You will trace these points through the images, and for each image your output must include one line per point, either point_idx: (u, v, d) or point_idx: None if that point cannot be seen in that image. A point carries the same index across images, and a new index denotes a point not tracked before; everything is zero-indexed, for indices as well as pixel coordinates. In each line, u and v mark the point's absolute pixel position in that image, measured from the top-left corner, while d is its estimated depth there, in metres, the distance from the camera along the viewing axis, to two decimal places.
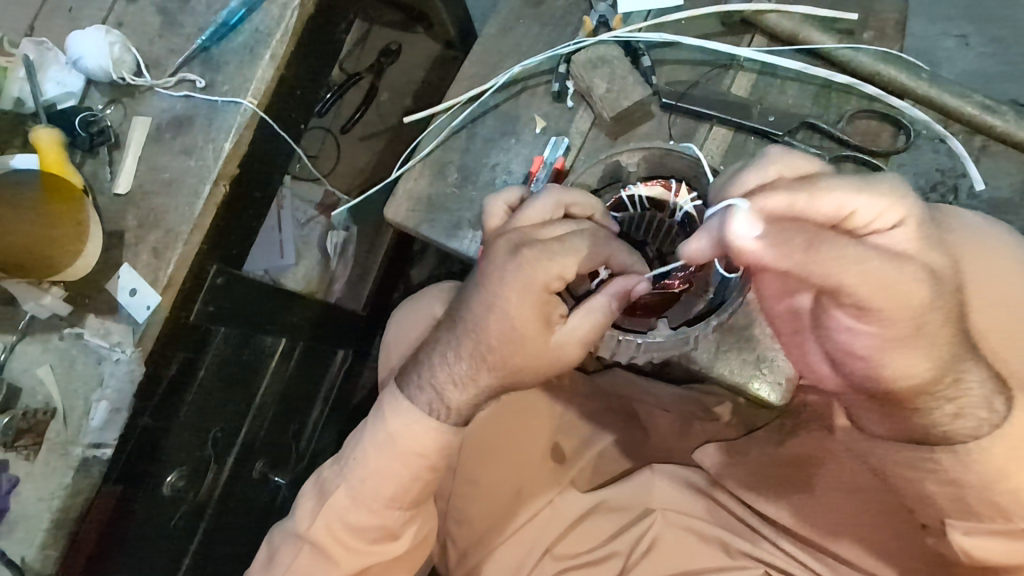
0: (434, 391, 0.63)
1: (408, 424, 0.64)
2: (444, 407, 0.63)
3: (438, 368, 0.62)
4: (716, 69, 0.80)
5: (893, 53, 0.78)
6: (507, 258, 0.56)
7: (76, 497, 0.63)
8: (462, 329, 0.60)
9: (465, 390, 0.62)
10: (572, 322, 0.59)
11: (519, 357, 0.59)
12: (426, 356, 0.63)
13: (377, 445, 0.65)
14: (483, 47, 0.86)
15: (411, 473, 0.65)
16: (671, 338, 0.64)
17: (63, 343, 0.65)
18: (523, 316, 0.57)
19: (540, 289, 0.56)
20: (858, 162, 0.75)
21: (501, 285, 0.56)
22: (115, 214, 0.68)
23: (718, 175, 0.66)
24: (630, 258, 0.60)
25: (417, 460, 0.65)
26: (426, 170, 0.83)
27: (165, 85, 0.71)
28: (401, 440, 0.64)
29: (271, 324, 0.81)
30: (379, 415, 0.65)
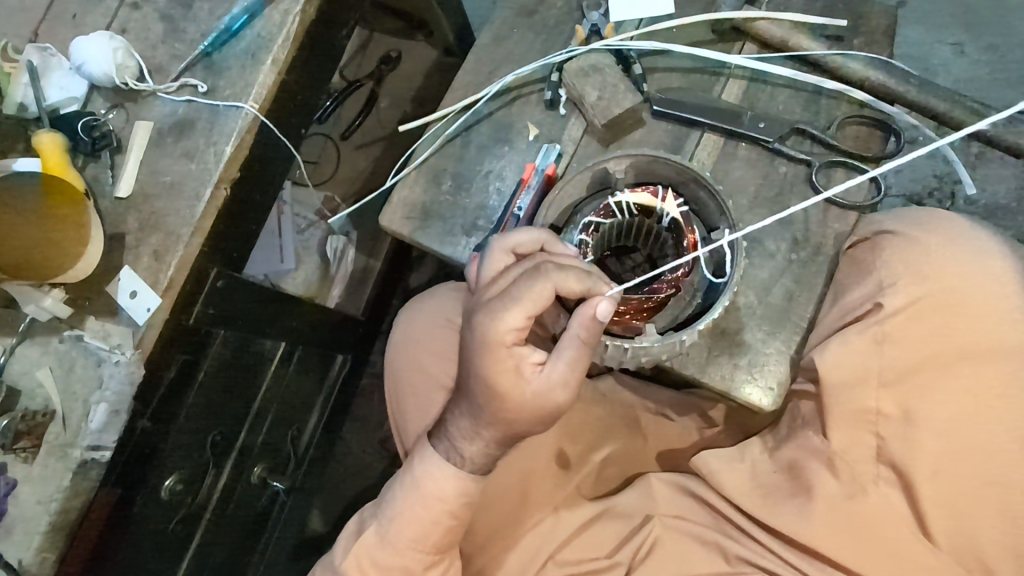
0: (448, 441, 0.67)
1: (430, 467, 0.66)
2: (454, 455, 0.66)
3: (452, 422, 0.67)
4: (708, 76, 0.81)
5: (880, 59, 0.79)
6: (466, 324, 0.62)
7: (74, 499, 0.62)
8: (461, 388, 0.65)
9: (470, 440, 0.65)
10: (548, 366, 0.60)
11: (506, 410, 0.61)
12: (445, 412, 0.68)
13: (405, 487, 0.68)
14: (478, 55, 0.87)
15: (432, 516, 0.67)
16: (658, 342, 0.64)
17: (63, 345, 0.65)
18: (493, 370, 0.60)
19: (495, 346, 0.59)
20: (847, 167, 0.76)
21: (469, 344, 0.61)
22: (117, 217, 0.68)
23: (705, 178, 0.67)
24: (583, 282, 0.58)
25: (438, 505, 0.67)
26: (421, 177, 0.83)
27: (168, 90, 0.72)
28: (420, 482, 0.67)
29: (271, 328, 0.81)
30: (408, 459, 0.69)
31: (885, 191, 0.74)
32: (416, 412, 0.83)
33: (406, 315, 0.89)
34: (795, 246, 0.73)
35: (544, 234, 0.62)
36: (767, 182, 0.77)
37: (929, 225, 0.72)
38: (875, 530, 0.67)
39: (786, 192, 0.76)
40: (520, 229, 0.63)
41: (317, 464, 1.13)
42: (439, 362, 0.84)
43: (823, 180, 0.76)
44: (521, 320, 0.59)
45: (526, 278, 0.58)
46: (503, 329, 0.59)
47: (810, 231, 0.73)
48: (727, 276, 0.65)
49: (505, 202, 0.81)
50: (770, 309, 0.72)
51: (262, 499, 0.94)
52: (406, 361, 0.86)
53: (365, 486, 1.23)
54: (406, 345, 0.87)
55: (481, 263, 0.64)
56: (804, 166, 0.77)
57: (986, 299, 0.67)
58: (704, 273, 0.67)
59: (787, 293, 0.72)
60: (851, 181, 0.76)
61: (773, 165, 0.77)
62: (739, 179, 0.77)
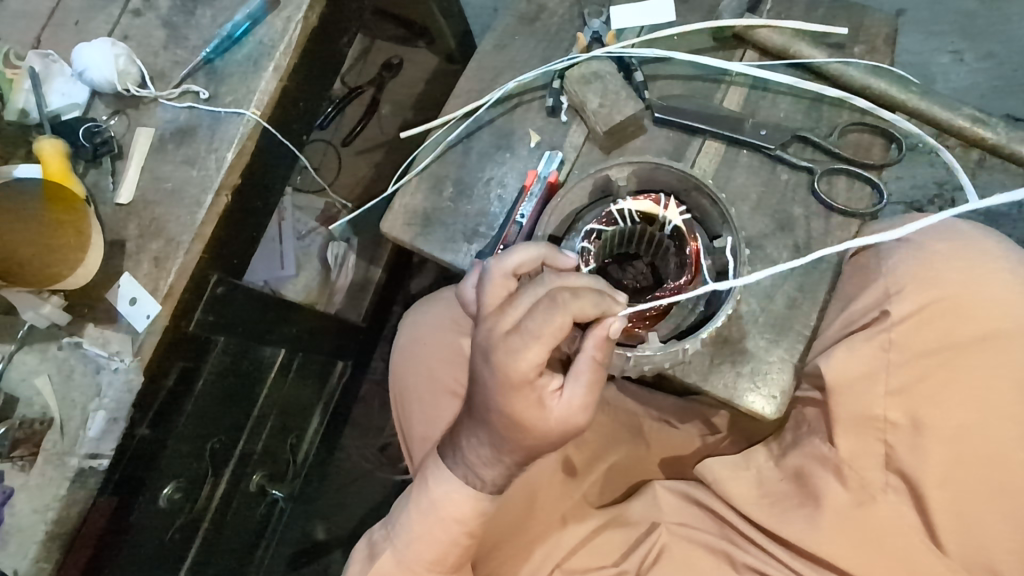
0: (466, 466, 0.66)
1: (448, 490, 0.66)
2: (477, 481, 0.66)
3: (469, 447, 0.66)
4: (709, 83, 0.82)
5: (882, 66, 0.79)
6: (482, 351, 0.60)
7: (71, 508, 0.62)
8: (477, 413, 0.64)
9: (492, 465, 0.65)
10: (567, 392, 0.60)
11: (528, 436, 0.61)
12: (460, 436, 0.67)
13: (420, 511, 0.67)
14: (480, 62, 0.87)
15: (449, 538, 0.67)
16: (661, 351, 0.63)
17: (62, 353, 0.64)
18: (515, 397, 0.59)
19: (515, 375, 0.58)
20: (850, 174, 0.76)
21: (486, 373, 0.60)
22: (117, 223, 0.68)
23: (706, 186, 0.67)
24: (598, 305, 0.56)
25: (455, 526, 0.67)
26: (422, 184, 0.83)
27: (169, 97, 0.71)
28: (439, 506, 0.66)
29: (272, 334, 0.81)
30: (421, 480, 0.68)
31: (886, 199, 0.74)
32: (422, 416, 0.83)
33: (410, 321, 0.90)
34: (796, 253, 0.74)
35: (543, 248, 0.62)
36: (768, 189, 0.77)
37: (929, 229, 0.72)
38: (884, 539, 0.66)
39: (788, 199, 0.76)
40: (517, 248, 0.61)
41: (317, 472, 1.12)
42: (448, 367, 0.84)
43: (825, 188, 0.76)
44: (542, 350, 0.57)
45: (546, 310, 0.56)
46: (527, 362, 0.57)
47: (814, 240, 0.74)
48: (729, 285, 0.65)
49: (506, 208, 0.81)
50: (773, 317, 0.71)
51: (261, 508, 0.94)
52: (411, 369, 0.85)
53: (365, 493, 1.22)
54: (410, 352, 0.86)
55: (483, 288, 0.62)
56: (806, 173, 0.76)
57: (990, 305, 0.67)
58: (707, 281, 0.66)
59: (789, 301, 0.72)
60: (853, 189, 0.76)
61: (774, 173, 0.77)
62: (742, 186, 0.77)
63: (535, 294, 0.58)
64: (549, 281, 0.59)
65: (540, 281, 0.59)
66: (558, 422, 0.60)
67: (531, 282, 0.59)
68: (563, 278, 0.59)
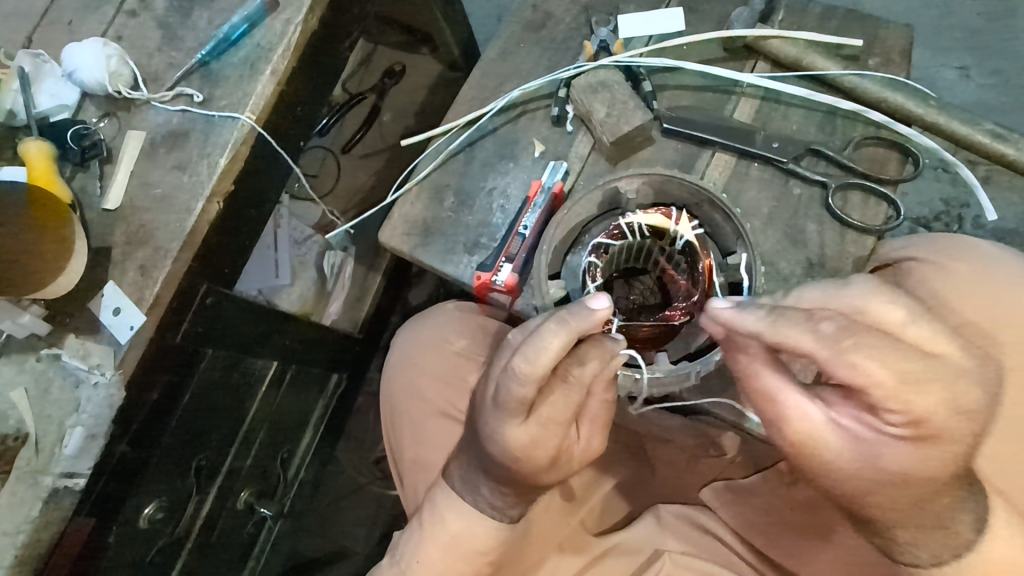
0: (490, 506, 0.64)
1: (470, 525, 0.64)
2: (504, 519, 0.64)
3: (486, 487, 0.64)
4: (719, 94, 0.79)
5: (897, 80, 0.77)
6: (498, 411, 0.58)
7: (43, 531, 0.58)
8: (492, 458, 0.61)
9: (516, 503, 0.64)
10: (584, 435, 0.64)
11: (552, 479, 0.63)
12: (472, 475, 0.65)
13: (441, 549, 0.64)
14: (483, 70, 0.85)
15: (473, 569, 0.65)
16: (672, 373, 0.60)
17: (40, 364, 0.61)
18: (547, 446, 0.59)
19: (544, 422, 0.58)
20: (865, 190, 0.73)
21: (506, 423, 0.58)
22: (104, 230, 0.65)
23: (721, 197, 0.62)
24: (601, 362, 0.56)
25: (478, 557, 0.65)
26: (423, 193, 0.80)
27: (162, 99, 0.69)
28: (463, 541, 0.64)
29: (262, 347, 0.77)
30: (436, 514, 0.65)
31: (903, 215, 0.72)
32: (415, 439, 0.80)
33: (404, 336, 0.86)
34: (810, 271, 0.71)
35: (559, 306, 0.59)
36: (780, 204, 0.74)
37: (954, 247, 0.69)
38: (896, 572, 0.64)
39: (801, 215, 0.73)
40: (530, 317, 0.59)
41: (310, 487, 1.09)
42: (445, 389, 0.81)
43: (839, 204, 0.73)
44: (564, 415, 0.58)
45: (563, 390, 0.57)
46: (555, 429, 0.59)
47: (826, 255, 0.72)
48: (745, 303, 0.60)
49: (508, 220, 0.78)
50: None
51: (248, 527, 0.90)
52: (406, 389, 0.82)
53: (359, 508, 1.19)
54: (404, 369, 0.83)
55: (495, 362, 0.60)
56: (819, 188, 0.74)
57: (1013, 332, 0.65)
58: (720, 299, 0.61)
59: None
60: (868, 205, 0.73)
61: (787, 187, 0.75)
62: (753, 199, 0.75)
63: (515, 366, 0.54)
64: (527, 372, 0.53)
65: (517, 371, 0.53)
66: (576, 465, 0.65)
67: (510, 375, 0.54)
68: (541, 363, 0.52)
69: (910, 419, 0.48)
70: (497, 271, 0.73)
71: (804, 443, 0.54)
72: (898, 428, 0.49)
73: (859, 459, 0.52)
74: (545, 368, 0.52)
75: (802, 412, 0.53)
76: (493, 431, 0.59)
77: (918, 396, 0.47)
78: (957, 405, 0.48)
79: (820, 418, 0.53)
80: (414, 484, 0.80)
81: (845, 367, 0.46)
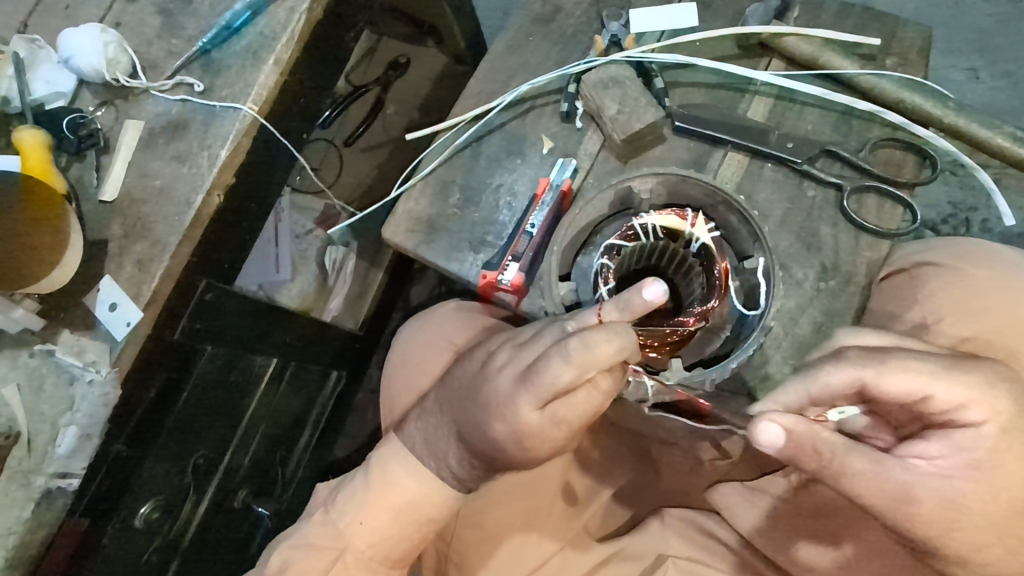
0: (453, 478, 0.64)
1: (428, 494, 0.64)
2: (460, 489, 0.65)
3: (455, 459, 0.63)
4: (732, 92, 0.78)
5: (916, 80, 0.74)
6: (516, 388, 0.55)
7: (36, 532, 0.57)
8: (468, 431, 0.60)
9: (477, 478, 0.64)
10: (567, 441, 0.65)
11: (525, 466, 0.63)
12: (450, 444, 0.63)
13: (393, 513, 0.63)
14: (491, 63, 0.83)
15: (419, 536, 0.65)
16: (683, 382, 0.57)
17: (33, 360, 0.59)
18: (540, 440, 0.57)
19: (554, 418, 0.56)
20: (881, 193, 0.72)
21: (515, 397, 0.55)
22: (100, 222, 0.63)
23: (739, 198, 0.59)
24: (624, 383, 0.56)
25: (427, 526, 0.65)
26: (427, 188, 0.79)
27: (162, 88, 0.67)
28: (417, 508, 0.64)
29: (261, 343, 0.76)
30: (388, 473, 0.64)
31: (919, 220, 0.70)
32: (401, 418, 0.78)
33: (412, 326, 0.83)
34: (823, 274, 0.70)
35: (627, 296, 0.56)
36: (794, 206, 0.72)
37: (971, 252, 0.65)
38: None
39: (815, 217, 0.72)
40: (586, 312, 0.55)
41: None
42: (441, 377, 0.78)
43: (854, 206, 0.72)
44: (578, 419, 0.56)
45: (591, 393, 0.55)
46: (564, 430, 0.57)
47: (841, 257, 0.70)
48: (760, 308, 0.59)
49: (515, 217, 0.76)
50: (798, 341, 0.68)
51: (246, 526, 0.89)
52: (404, 376, 0.80)
53: None
54: (404, 359, 0.81)
55: (534, 338, 0.56)
56: (834, 191, 0.72)
57: None
58: (736, 304, 0.60)
59: (814, 325, 0.68)
60: (884, 209, 0.72)
61: (800, 189, 0.73)
62: (765, 200, 0.73)
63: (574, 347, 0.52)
64: (580, 356, 0.51)
65: (569, 354, 0.52)
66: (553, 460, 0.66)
67: (560, 355, 0.52)
68: (596, 352, 0.51)
69: (989, 409, 0.49)
70: (503, 270, 0.72)
71: (947, 508, 0.49)
72: (984, 428, 0.49)
73: (988, 488, 0.49)
74: (600, 361, 0.51)
75: (914, 469, 0.49)
76: (507, 415, 0.56)
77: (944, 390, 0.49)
78: (996, 395, 0.49)
79: (924, 472, 0.49)
80: None
81: (895, 385, 0.49)
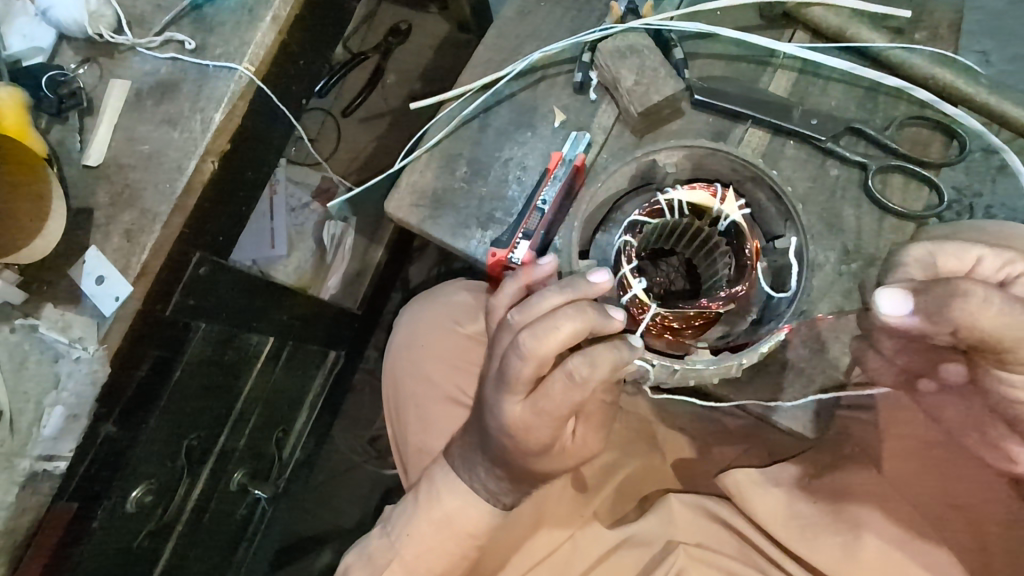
0: (485, 491, 0.62)
1: (466, 506, 0.62)
2: (497, 506, 0.62)
3: (481, 466, 0.62)
4: (754, 65, 0.74)
5: (948, 55, 0.71)
6: (498, 385, 0.56)
7: (21, 516, 0.54)
8: (487, 437, 0.60)
9: (511, 490, 0.62)
10: (581, 431, 0.62)
11: (546, 464, 0.61)
12: (470, 449, 0.63)
13: (432, 525, 0.62)
14: (501, 30, 0.79)
15: (461, 552, 0.63)
16: (713, 367, 0.53)
17: (14, 336, 0.56)
18: (546, 434, 0.57)
19: (552, 413, 0.55)
20: (906, 174, 0.70)
21: (506, 392, 0.55)
22: (85, 189, 0.59)
23: (773, 173, 0.56)
24: (615, 370, 0.51)
25: (469, 541, 0.63)
26: (433, 162, 0.75)
27: (149, 45, 0.62)
28: (457, 521, 0.62)
29: (257, 321, 0.72)
30: (431, 488, 0.63)
31: (945, 203, 0.68)
32: (417, 421, 0.75)
33: (410, 313, 0.81)
34: (846, 257, 0.68)
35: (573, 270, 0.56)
36: (816, 184, 0.70)
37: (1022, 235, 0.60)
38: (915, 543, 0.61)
39: (837, 197, 0.69)
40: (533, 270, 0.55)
41: (304, 468, 1.05)
42: (450, 372, 0.76)
43: (878, 186, 0.69)
44: (561, 411, 0.54)
45: (567, 384, 0.53)
46: (549, 421, 0.56)
47: (863, 240, 0.68)
48: (792, 293, 0.55)
49: (526, 193, 0.73)
50: (818, 326, 0.66)
51: (242, 509, 0.87)
52: (412, 366, 0.77)
53: (355, 487, 1.16)
54: (410, 348, 0.78)
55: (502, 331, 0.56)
56: (858, 170, 0.70)
57: None
58: (764, 286, 0.56)
59: (834, 309, 0.66)
60: (909, 190, 0.69)
61: (823, 167, 0.70)
62: (787, 178, 0.70)
63: (527, 339, 0.51)
64: (532, 349, 0.51)
65: (522, 350, 0.51)
66: (574, 461, 0.63)
67: (515, 351, 0.52)
68: (548, 343, 0.50)
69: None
70: (514, 249, 0.69)
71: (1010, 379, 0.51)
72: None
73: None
74: (552, 351, 0.50)
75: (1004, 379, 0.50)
76: (494, 410, 0.57)
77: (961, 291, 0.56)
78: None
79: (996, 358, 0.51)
80: (416, 471, 0.74)
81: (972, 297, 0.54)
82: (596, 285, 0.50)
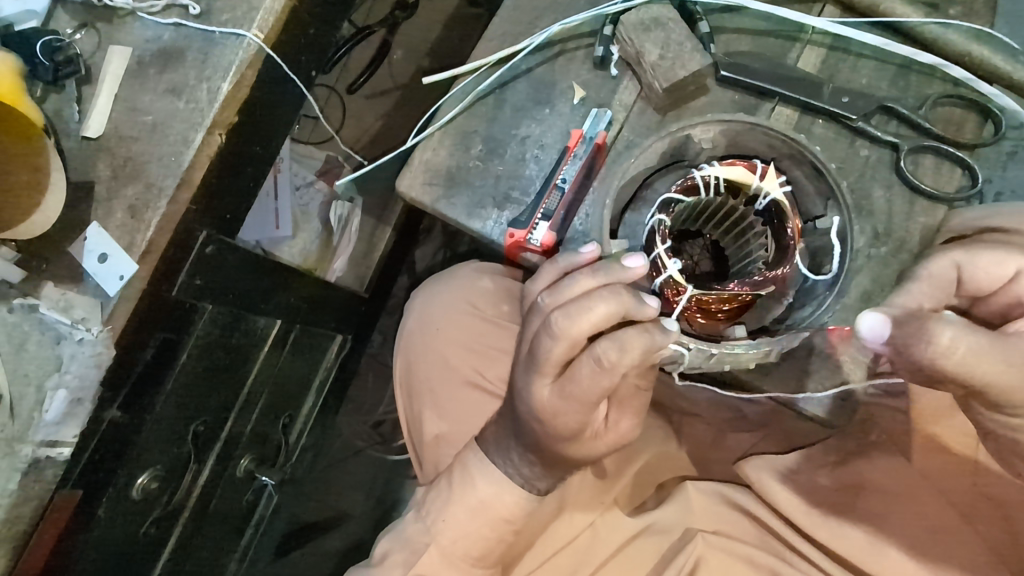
0: (522, 477, 0.61)
1: (501, 492, 0.60)
2: (533, 491, 0.61)
3: (514, 451, 0.61)
4: (782, 40, 0.71)
5: (984, 30, 0.69)
6: (530, 368, 0.54)
7: (23, 506, 0.51)
8: (518, 419, 0.59)
9: (545, 475, 0.61)
10: (613, 418, 0.60)
11: (580, 450, 0.60)
12: (501, 434, 0.62)
13: (468, 511, 0.60)
14: (518, 2, 0.75)
15: (497, 536, 0.61)
16: (753, 349, 0.51)
17: (11, 317, 0.52)
18: (580, 419, 0.55)
19: (585, 397, 0.53)
20: (939, 154, 0.67)
21: (538, 374, 0.54)
22: (84, 161, 0.56)
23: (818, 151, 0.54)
24: (647, 352, 0.49)
25: (504, 525, 0.61)
26: (447, 139, 0.72)
27: (151, 10, 0.59)
28: (491, 507, 0.60)
29: (266, 303, 0.70)
30: (463, 476, 0.61)
31: (979, 183, 0.66)
32: (435, 407, 0.73)
33: (422, 297, 0.79)
34: (876, 240, 0.66)
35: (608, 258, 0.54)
36: (845, 165, 0.68)
37: None
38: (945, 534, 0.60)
39: (867, 178, 0.67)
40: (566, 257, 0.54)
41: (308, 453, 1.03)
42: (468, 356, 0.74)
43: (911, 167, 0.67)
44: (596, 397, 0.53)
45: (594, 368, 0.51)
46: (581, 406, 0.54)
47: (893, 223, 0.66)
48: (834, 274, 0.54)
49: (544, 171, 0.70)
50: (847, 312, 0.64)
51: (248, 494, 0.85)
52: (427, 351, 0.75)
53: (360, 472, 1.14)
54: (423, 331, 0.76)
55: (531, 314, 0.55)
56: (889, 150, 0.67)
57: None
58: (803, 269, 0.54)
59: (863, 294, 0.64)
60: (942, 170, 0.67)
61: (853, 147, 0.68)
62: None
63: (557, 320, 0.50)
64: (563, 328, 0.50)
65: (554, 329, 0.50)
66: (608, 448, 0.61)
67: (547, 331, 0.51)
68: (580, 324, 0.49)
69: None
70: (532, 229, 0.67)
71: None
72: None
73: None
74: (583, 333, 0.49)
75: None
76: (524, 395, 0.56)
77: (1000, 273, 0.54)
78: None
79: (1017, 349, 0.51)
80: (435, 459, 0.72)
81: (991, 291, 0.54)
82: (631, 269, 0.48)
